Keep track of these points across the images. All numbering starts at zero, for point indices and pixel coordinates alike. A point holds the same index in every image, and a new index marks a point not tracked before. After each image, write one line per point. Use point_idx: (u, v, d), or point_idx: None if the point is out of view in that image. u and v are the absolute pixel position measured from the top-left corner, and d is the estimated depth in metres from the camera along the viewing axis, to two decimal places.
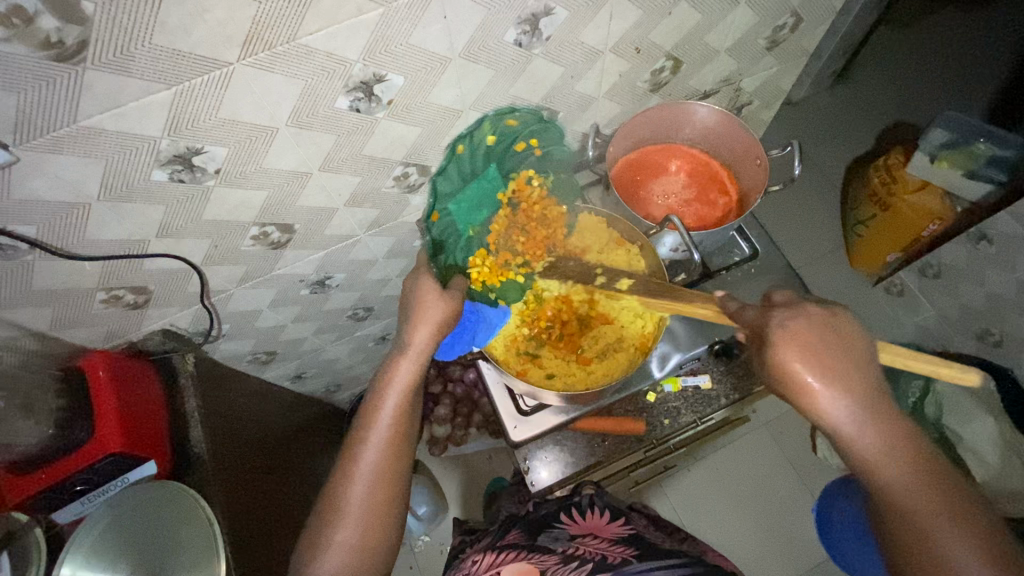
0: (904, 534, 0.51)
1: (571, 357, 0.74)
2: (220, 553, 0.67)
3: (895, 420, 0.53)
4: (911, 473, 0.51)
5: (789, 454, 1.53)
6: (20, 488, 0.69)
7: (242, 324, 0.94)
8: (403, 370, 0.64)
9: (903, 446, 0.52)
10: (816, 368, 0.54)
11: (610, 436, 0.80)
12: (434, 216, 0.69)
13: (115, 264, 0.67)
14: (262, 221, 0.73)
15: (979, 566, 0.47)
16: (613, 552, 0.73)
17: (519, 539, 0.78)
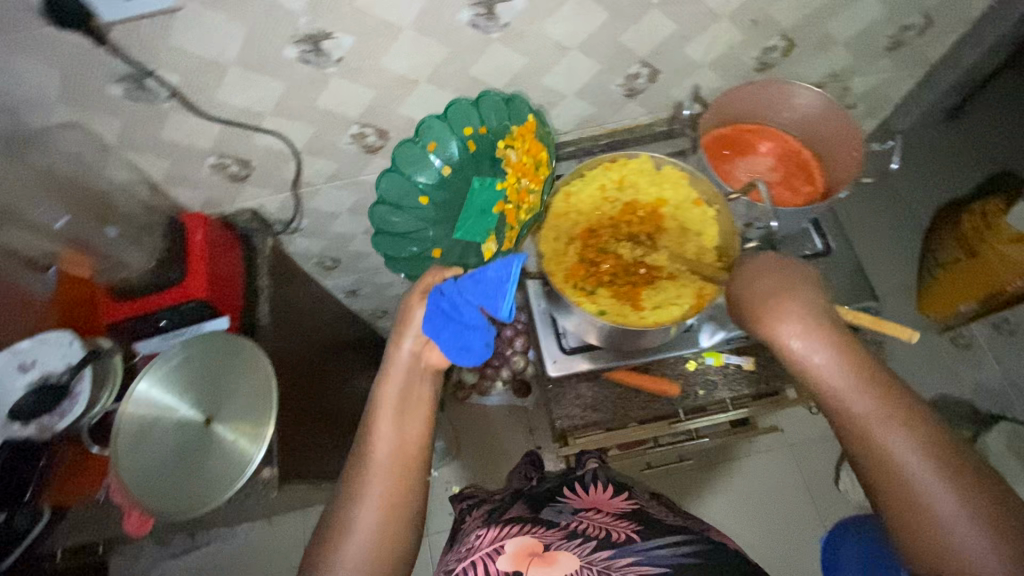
0: (878, 472, 0.48)
1: (624, 299, 0.65)
2: (267, 401, 0.75)
3: (866, 365, 0.51)
4: (887, 421, 0.48)
5: (809, 481, 1.50)
6: (116, 312, 0.76)
7: (320, 222, 1.00)
8: (389, 384, 0.65)
9: (878, 391, 0.50)
10: (780, 305, 0.53)
11: (643, 392, 0.82)
12: (436, 251, 0.79)
13: (232, 131, 0.74)
14: (363, 122, 0.78)
15: (947, 491, 0.45)
16: (618, 527, 0.72)
17: (522, 515, 0.78)
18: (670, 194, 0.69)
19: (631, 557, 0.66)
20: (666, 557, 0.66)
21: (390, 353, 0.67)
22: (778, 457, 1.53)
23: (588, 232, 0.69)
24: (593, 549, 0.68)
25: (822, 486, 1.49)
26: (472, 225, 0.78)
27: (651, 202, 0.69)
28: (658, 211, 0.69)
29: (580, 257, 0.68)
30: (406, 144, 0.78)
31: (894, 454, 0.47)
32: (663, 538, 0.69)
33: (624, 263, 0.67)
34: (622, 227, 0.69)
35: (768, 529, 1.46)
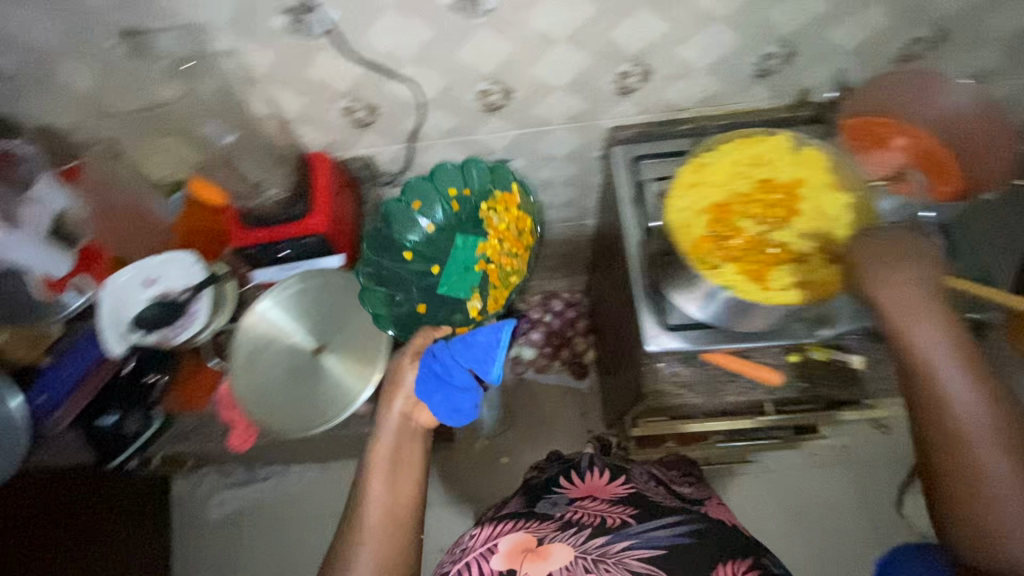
0: (950, 449, 0.54)
1: (751, 276, 0.65)
2: (377, 337, 0.83)
3: (966, 349, 0.56)
4: (974, 400, 0.54)
5: (870, 502, 1.44)
6: (243, 239, 0.80)
7: (422, 179, 1.02)
8: (381, 447, 0.72)
9: (969, 373, 0.55)
10: (898, 286, 0.58)
11: (739, 377, 0.81)
12: (421, 308, 0.85)
13: (369, 75, 0.76)
14: (493, 78, 0.79)
15: (1007, 471, 0.53)
16: (613, 513, 0.76)
17: (519, 509, 0.82)
18: (808, 175, 0.68)
19: (627, 543, 0.70)
20: (661, 540, 0.71)
21: (381, 413, 0.75)
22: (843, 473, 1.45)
23: (722, 204, 0.67)
24: (588, 536, 0.72)
25: (883, 508, 1.43)
26: (456, 278, 0.86)
27: (790, 181, 0.67)
28: (796, 191, 0.67)
29: (711, 227, 0.66)
30: (398, 208, 0.83)
31: (970, 430, 0.54)
32: (657, 521, 0.74)
33: (756, 239, 0.66)
34: (758, 201, 0.67)
35: (822, 545, 1.42)
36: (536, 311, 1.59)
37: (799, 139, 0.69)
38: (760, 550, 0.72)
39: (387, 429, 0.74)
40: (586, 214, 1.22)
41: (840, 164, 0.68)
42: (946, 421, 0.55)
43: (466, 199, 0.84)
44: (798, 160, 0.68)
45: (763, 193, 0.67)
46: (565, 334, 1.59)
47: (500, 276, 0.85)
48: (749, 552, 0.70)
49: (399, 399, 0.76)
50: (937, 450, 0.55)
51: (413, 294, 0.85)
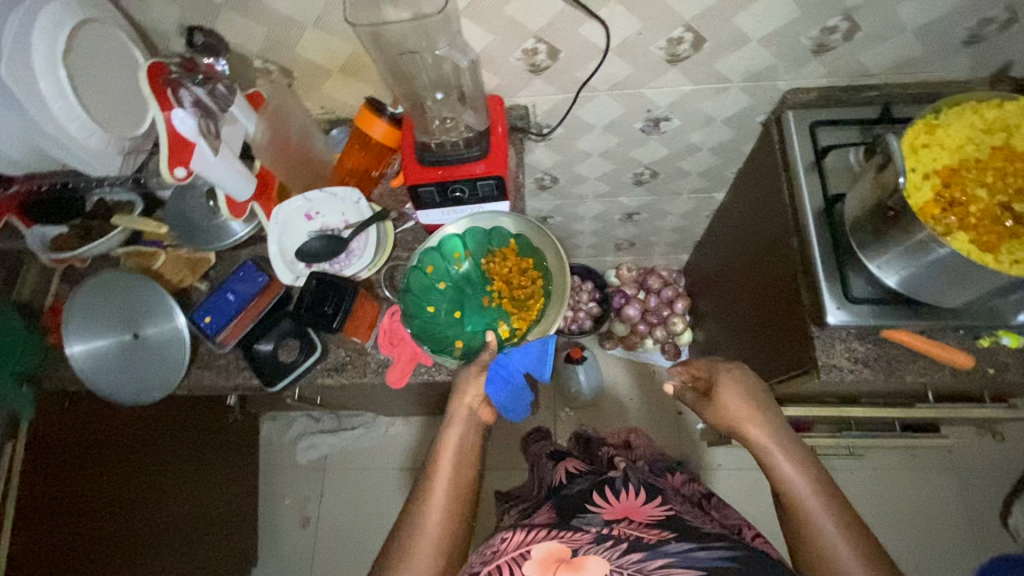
0: (814, 553, 0.62)
1: (987, 243, 0.60)
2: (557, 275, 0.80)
3: (792, 447, 0.70)
4: (807, 483, 0.66)
5: (971, 510, 1.38)
6: (421, 175, 0.78)
7: (571, 134, 1.00)
8: (450, 433, 0.73)
9: (805, 467, 0.68)
10: (740, 399, 0.74)
11: (922, 359, 0.76)
12: (458, 343, 0.79)
13: (569, 14, 0.74)
14: (691, 25, 0.76)
15: None
16: (650, 533, 0.69)
17: (548, 520, 0.76)
18: None
19: (664, 560, 0.62)
20: (700, 560, 0.62)
21: (450, 408, 0.75)
22: (942, 476, 1.41)
23: (951, 167, 0.63)
24: (624, 550, 0.65)
25: (985, 516, 1.38)
26: (481, 319, 0.81)
27: None
28: None
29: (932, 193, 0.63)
30: (413, 270, 0.80)
31: (811, 512, 0.64)
32: (692, 543, 0.66)
33: (983, 209, 0.61)
34: (988, 170, 0.63)
35: (918, 553, 1.36)
36: (632, 287, 1.54)
37: None
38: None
39: (456, 423, 0.74)
40: (719, 186, 1.18)
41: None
42: (793, 506, 0.65)
43: (471, 248, 0.83)
44: None
45: (1000, 157, 0.63)
46: (661, 312, 1.56)
47: (519, 302, 0.81)
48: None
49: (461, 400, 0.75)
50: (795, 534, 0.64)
51: (449, 336, 0.80)
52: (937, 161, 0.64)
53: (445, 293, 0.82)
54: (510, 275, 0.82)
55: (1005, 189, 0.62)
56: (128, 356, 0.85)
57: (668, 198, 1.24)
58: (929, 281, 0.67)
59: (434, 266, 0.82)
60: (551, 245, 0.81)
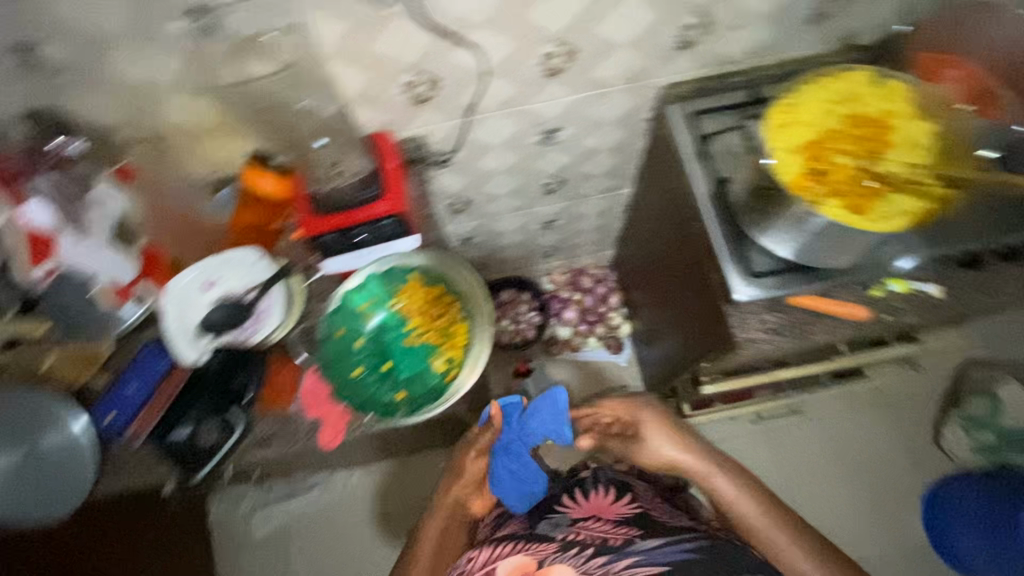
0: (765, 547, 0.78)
1: (855, 208, 0.65)
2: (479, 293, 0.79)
3: (714, 461, 0.88)
4: (733, 487, 0.84)
5: (909, 440, 1.49)
6: (317, 225, 0.76)
7: (472, 156, 1.00)
8: (432, 526, 0.85)
9: (726, 474, 0.86)
10: (665, 435, 0.91)
11: (828, 317, 0.82)
12: (398, 394, 0.78)
13: (439, 44, 0.74)
14: (560, 39, 0.78)
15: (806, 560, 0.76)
16: (615, 533, 0.76)
17: (518, 531, 0.83)
18: (895, 106, 0.69)
19: (629, 559, 0.70)
20: (663, 557, 0.70)
21: (439, 498, 0.90)
22: (879, 414, 1.50)
23: (816, 140, 0.67)
24: (589, 556, 0.72)
25: (920, 443, 1.49)
26: (411, 361, 0.80)
27: (881, 114, 0.68)
28: (886, 122, 0.68)
29: (811, 160, 0.66)
30: (325, 344, 0.80)
31: (744, 509, 0.82)
32: (657, 538, 0.74)
33: (854, 171, 0.66)
34: (851, 134, 0.68)
35: (869, 490, 1.45)
36: (567, 290, 1.64)
37: (882, 72, 0.70)
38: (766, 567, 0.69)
39: (444, 503, 0.89)
40: (625, 182, 1.22)
41: (925, 93, 0.69)
42: (729, 506, 0.83)
43: (376, 300, 0.82)
44: (883, 92, 0.69)
45: (853, 126, 0.68)
46: (598, 309, 1.62)
47: (439, 331, 0.80)
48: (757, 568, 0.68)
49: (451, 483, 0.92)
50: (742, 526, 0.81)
51: (387, 392, 0.79)
52: (804, 135, 0.68)
53: (367, 351, 0.81)
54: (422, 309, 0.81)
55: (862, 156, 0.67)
56: (26, 474, 0.76)
57: (580, 201, 1.27)
58: (816, 247, 0.72)
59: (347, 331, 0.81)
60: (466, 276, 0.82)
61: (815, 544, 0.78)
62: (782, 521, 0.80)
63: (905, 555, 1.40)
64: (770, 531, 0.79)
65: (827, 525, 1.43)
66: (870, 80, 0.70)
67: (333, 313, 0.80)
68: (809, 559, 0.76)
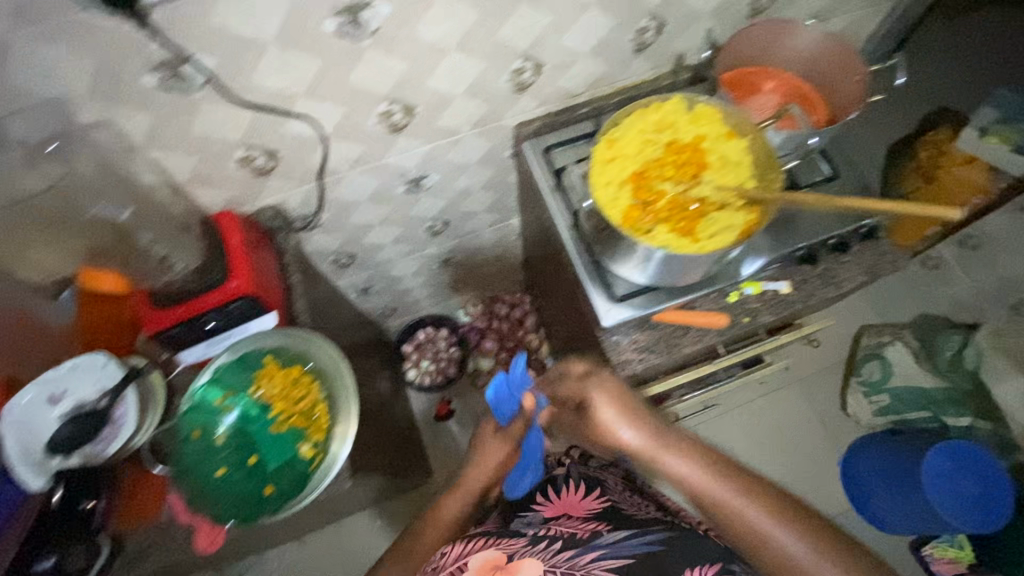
0: (752, 539, 0.64)
1: (681, 232, 0.69)
2: (342, 363, 0.75)
3: (691, 447, 0.74)
4: (713, 477, 0.70)
5: (819, 412, 1.58)
6: (160, 319, 0.73)
7: (340, 214, 0.99)
8: (429, 531, 0.82)
9: (707, 461, 0.72)
10: (628, 424, 0.76)
11: (692, 328, 0.85)
12: (267, 488, 0.69)
13: (263, 119, 0.72)
14: (392, 98, 0.78)
15: (819, 561, 0.61)
16: (582, 528, 0.81)
17: (494, 528, 0.87)
18: (707, 129, 0.73)
19: (595, 553, 0.73)
20: (631, 549, 0.72)
21: (435, 510, 0.86)
22: (788, 392, 1.60)
23: (639, 173, 0.71)
24: (557, 550, 0.75)
25: (830, 413, 1.58)
26: (278, 449, 0.71)
27: (695, 139, 0.72)
28: (700, 146, 0.72)
29: (637, 199, 0.70)
30: (181, 449, 0.71)
31: (731, 504, 0.67)
32: (623, 532, 0.77)
33: (679, 200, 0.70)
34: (671, 164, 0.72)
35: (790, 465, 1.54)
36: (484, 320, 1.64)
37: (693, 96, 0.74)
38: (728, 556, 0.69)
39: (463, 489, 0.89)
40: (510, 213, 1.24)
41: (730, 113, 0.73)
42: (711, 500, 0.68)
43: (231, 390, 0.73)
44: (696, 117, 0.73)
45: (672, 153, 0.72)
46: (516, 334, 1.63)
47: (304, 408, 0.72)
48: (716, 557, 0.69)
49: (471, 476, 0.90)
50: (727, 529, 0.66)
51: (254, 489, 0.70)
52: (626, 169, 0.71)
53: (231, 446, 0.71)
54: (283, 388, 0.73)
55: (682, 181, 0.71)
56: None
57: (471, 236, 1.28)
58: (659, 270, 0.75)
59: (205, 431, 0.72)
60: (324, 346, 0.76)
61: (829, 547, 0.62)
62: (778, 512, 0.66)
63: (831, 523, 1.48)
64: (769, 526, 0.64)
65: None
66: (684, 106, 0.74)
67: (190, 407, 0.71)
68: (820, 556, 0.61)
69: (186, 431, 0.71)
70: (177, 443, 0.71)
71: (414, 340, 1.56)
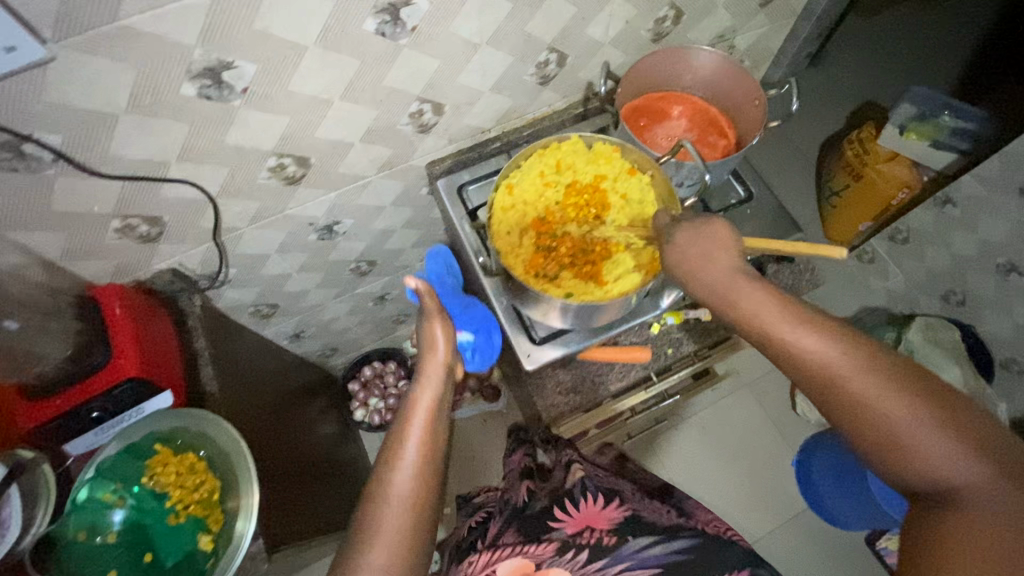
0: (874, 431, 0.51)
1: (588, 276, 0.67)
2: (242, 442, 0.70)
3: (787, 298, 0.57)
4: (832, 362, 0.53)
5: (771, 414, 1.59)
6: (39, 412, 0.69)
7: (250, 268, 0.94)
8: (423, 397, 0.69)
9: (823, 336, 0.54)
10: (709, 252, 0.59)
11: (618, 364, 0.83)
12: None
13: (135, 187, 0.67)
14: (280, 152, 0.74)
15: (959, 457, 0.48)
16: (610, 535, 0.76)
17: (510, 538, 0.79)
18: (606, 169, 0.72)
19: (624, 564, 0.71)
20: (656, 558, 0.71)
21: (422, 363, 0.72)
22: (739, 396, 1.61)
23: (541, 218, 0.70)
24: (586, 561, 0.72)
25: (782, 414, 1.59)
26: (174, 543, 0.67)
27: (594, 180, 0.71)
28: (600, 187, 0.71)
29: (540, 245, 0.68)
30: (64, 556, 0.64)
31: (849, 386, 0.52)
32: (652, 537, 0.74)
33: (583, 242, 0.68)
34: (572, 207, 0.70)
35: (747, 470, 1.54)
36: None
37: (590, 135, 0.74)
38: (750, 559, 0.71)
39: (418, 412, 0.68)
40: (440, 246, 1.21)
41: (628, 150, 0.71)
42: (825, 387, 0.53)
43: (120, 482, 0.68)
44: (594, 156, 0.72)
45: (574, 195, 0.71)
46: None
47: (202, 494, 0.69)
48: (739, 564, 0.70)
49: (427, 386, 0.70)
50: (834, 410, 0.53)
51: None
52: (527, 215, 0.70)
53: (123, 545, 0.66)
54: (179, 474, 0.69)
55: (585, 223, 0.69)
56: None
57: (403, 271, 1.24)
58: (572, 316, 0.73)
59: (91, 532, 0.66)
60: (219, 428, 0.71)
61: (966, 431, 0.49)
62: (910, 399, 0.51)
63: (791, 524, 1.50)
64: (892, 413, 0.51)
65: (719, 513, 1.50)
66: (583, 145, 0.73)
67: (75, 507, 0.66)
68: (960, 452, 0.48)
69: (68, 537, 0.65)
70: (57, 552, 0.64)
71: (359, 377, 1.51)
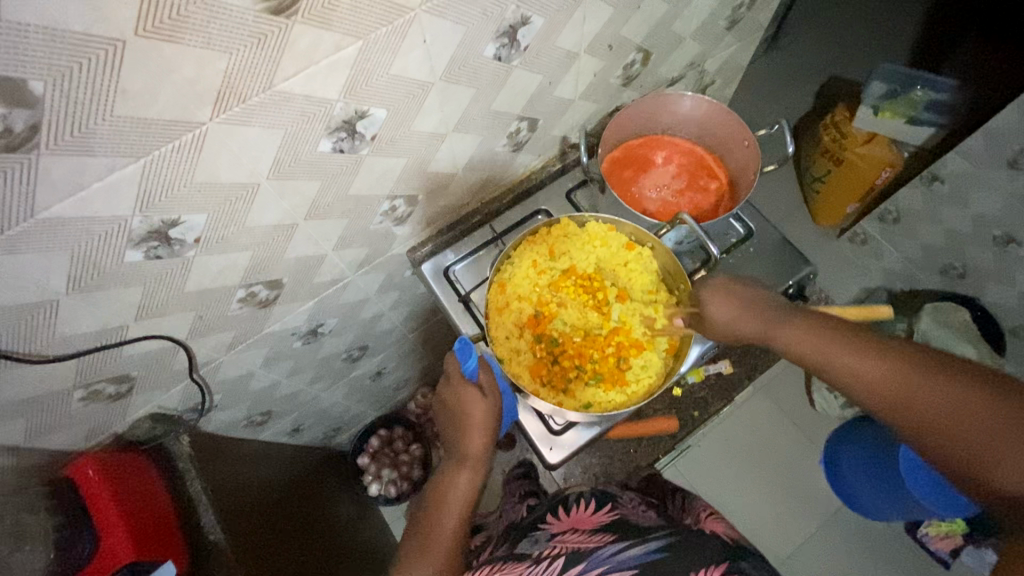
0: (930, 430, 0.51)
1: (598, 377, 0.67)
2: None
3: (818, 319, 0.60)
4: (870, 367, 0.55)
5: (792, 415, 1.55)
6: None
7: (235, 390, 0.87)
8: (462, 478, 0.69)
9: (857, 346, 0.56)
10: (724, 294, 0.64)
11: (645, 439, 0.79)
12: None
13: (91, 358, 0.60)
14: (249, 282, 0.67)
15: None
16: (590, 540, 0.62)
17: (499, 554, 0.68)
18: (601, 255, 0.71)
19: (600, 567, 0.57)
20: (635, 558, 0.57)
21: (460, 448, 0.69)
22: (758, 401, 1.57)
23: (545, 319, 0.69)
24: (561, 568, 0.59)
25: (805, 413, 1.55)
26: None
27: (591, 270, 0.71)
28: (597, 277, 0.71)
29: (542, 343, 0.68)
30: None
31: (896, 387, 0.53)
32: (634, 539, 0.60)
33: (588, 337, 0.68)
34: (573, 298, 0.70)
35: (778, 477, 1.50)
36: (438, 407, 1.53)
37: (581, 219, 0.73)
38: (732, 552, 0.57)
39: (455, 498, 0.69)
40: (433, 315, 1.14)
41: (621, 225, 0.72)
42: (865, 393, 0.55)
43: None
44: (587, 245, 0.71)
45: (575, 287, 0.70)
46: None
47: None
48: (720, 556, 0.56)
49: (468, 469, 0.69)
50: (889, 416, 0.54)
51: None
52: (524, 315, 0.70)
53: None
54: None
55: (587, 316, 0.69)
56: None
57: (397, 345, 1.17)
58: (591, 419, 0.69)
59: None
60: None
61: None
62: (976, 397, 0.49)
63: (830, 525, 1.46)
64: (947, 412, 0.50)
65: (757, 525, 1.45)
66: (573, 234, 0.72)
67: None
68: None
69: None
70: None
71: (368, 449, 1.39)
